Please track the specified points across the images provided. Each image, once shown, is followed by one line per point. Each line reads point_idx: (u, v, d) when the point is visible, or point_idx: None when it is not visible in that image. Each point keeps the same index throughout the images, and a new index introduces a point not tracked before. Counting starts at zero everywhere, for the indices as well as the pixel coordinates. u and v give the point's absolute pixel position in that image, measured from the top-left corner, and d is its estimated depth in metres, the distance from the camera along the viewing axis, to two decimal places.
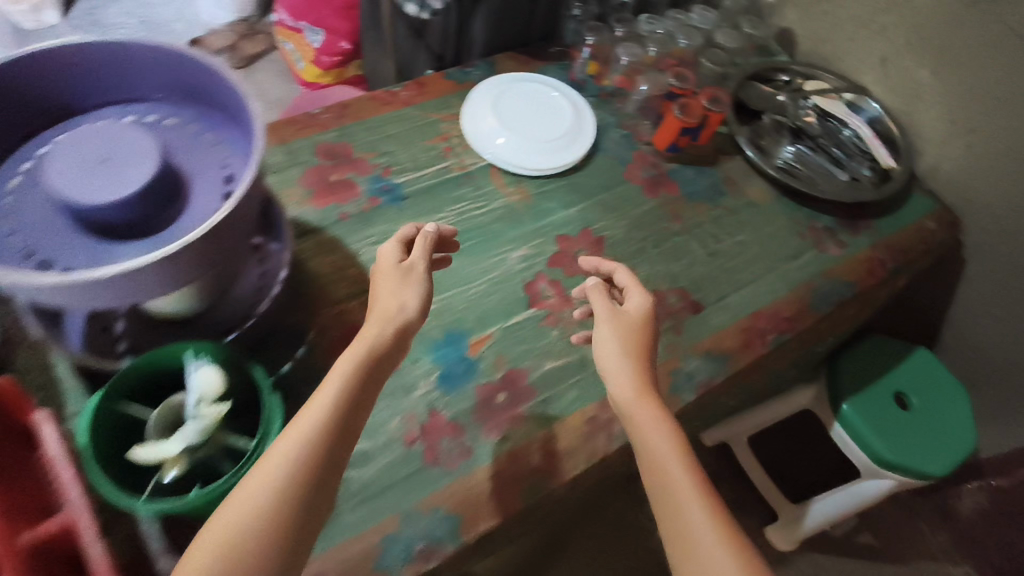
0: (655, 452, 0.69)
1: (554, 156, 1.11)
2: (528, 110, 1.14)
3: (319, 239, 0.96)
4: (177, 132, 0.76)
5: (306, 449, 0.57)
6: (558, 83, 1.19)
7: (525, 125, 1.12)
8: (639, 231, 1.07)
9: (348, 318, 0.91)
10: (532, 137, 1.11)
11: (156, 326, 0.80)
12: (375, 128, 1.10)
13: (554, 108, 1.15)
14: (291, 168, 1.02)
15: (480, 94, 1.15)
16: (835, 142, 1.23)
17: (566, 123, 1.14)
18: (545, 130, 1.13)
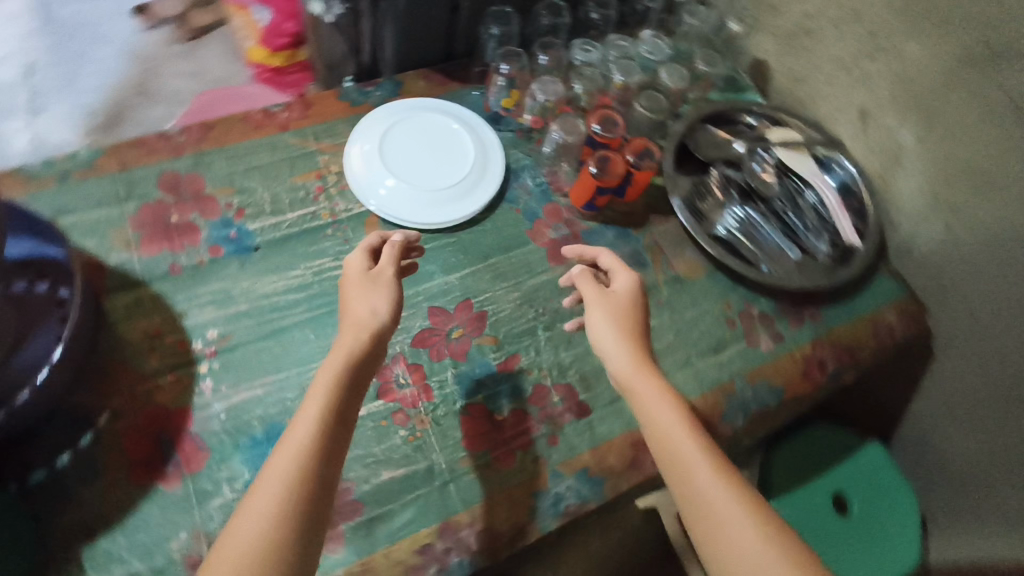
0: (657, 421, 0.65)
1: (448, 208, 0.94)
2: (422, 147, 0.97)
3: (138, 296, 0.82)
4: None
5: (297, 466, 0.55)
6: (462, 111, 1.02)
7: (417, 168, 0.95)
8: (531, 307, 0.90)
9: (153, 399, 0.76)
10: (422, 183, 0.94)
11: None
12: (237, 157, 0.94)
13: (453, 145, 0.98)
14: (123, 203, 0.87)
15: (366, 123, 0.98)
16: (792, 206, 1.03)
17: (466, 165, 0.97)
18: (439, 173, 0.96)
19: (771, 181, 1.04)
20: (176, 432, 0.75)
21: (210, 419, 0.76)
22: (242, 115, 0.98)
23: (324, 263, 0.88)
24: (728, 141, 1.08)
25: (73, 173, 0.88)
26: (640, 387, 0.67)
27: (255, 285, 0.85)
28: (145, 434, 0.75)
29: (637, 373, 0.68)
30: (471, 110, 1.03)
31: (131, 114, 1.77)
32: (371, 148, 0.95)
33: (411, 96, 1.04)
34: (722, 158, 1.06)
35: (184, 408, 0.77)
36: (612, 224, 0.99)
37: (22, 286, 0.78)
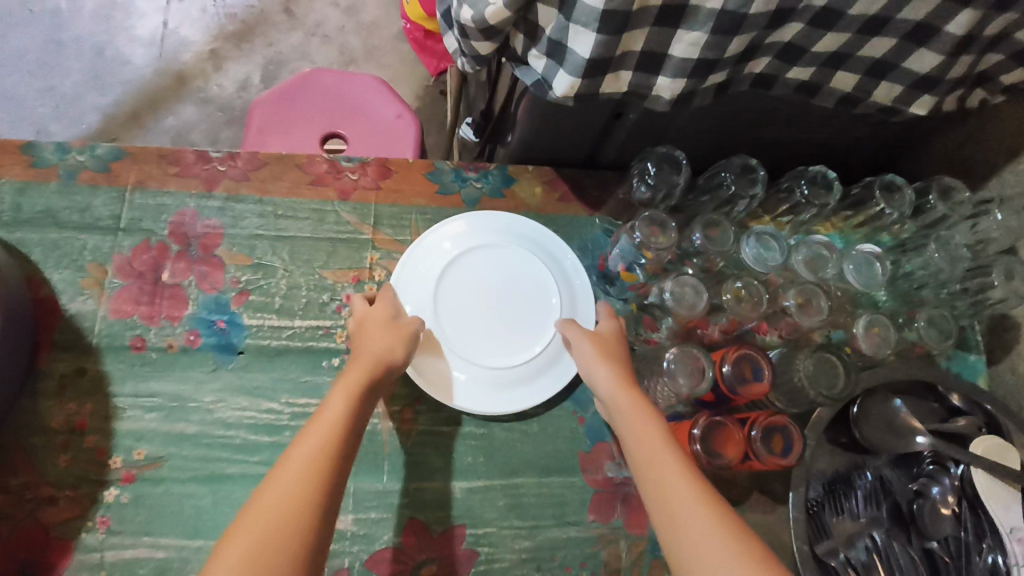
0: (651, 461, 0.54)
1: (464, 387, 0.69)
2: (499, 297, 0.72)
3: (80, 366, 0.65)
4: None
5: (308, 469, 0.49)
6: (577, 285, 0.74)
7: (470, 314, 0.71)
8: (536, 569, 0.66)
9: (37, 513, 0.61)
10: (459, 336, 0.70)
11: None
12: (272, 216, 0.74)
13: (534, 320, 0.72)
14: (119, 233, 0.70)
15: (468, 221, 0.75)
16: (959, 562, 0.71)
17: (523, 352, 0.70)
18: (488, 340, 0.71)
19: (946, 514, 0.73)
20: (44, 569, 0.59)
21: (88, 568, 0.60)
22: (304, 160, 0.76)
23: (310, 405, 0.67)
24: (909, 425, 0.75)
25: (84, 173, 0.72)
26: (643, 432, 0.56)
27: (216, 405, 0.66)
28: (9, 557, 0.59)
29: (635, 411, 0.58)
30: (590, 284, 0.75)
31: (266, 30, 1.59)
32: (442, 253, 0.73)
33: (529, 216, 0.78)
34: (891, 451, 0.74)
35: (67, 540, 0.60)
36: None
37: None
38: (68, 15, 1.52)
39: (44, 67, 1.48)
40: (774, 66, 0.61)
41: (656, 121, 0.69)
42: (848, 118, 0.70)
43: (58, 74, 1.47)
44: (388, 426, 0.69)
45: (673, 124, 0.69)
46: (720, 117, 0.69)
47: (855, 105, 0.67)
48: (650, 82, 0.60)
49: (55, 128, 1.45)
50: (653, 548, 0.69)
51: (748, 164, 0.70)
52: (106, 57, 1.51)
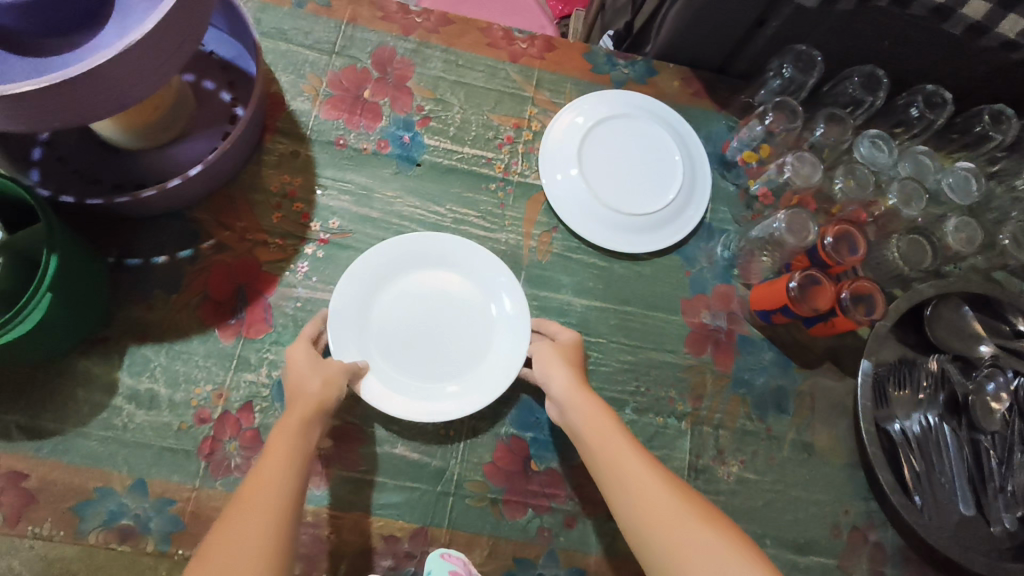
0: (599, 443, 0.61)
1: (580, 220, 0.82)
2: (634, 155, 0.84)
3: (295, 150, 0.80)
4: None
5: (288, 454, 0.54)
6: (695, 152, 0.86)
7: (613, 167, 0.84)
8: (634, 379, 0.79)
9: (253, 252, 0.76)
10: (601, 186, 0.83)
11: (97, 145, 0.74)
12: (453, 65, 0.87)
13: (666, 173, 0.84)
14: (333, 55, 0.85)
15: (596, 97, 0.87)
16: (1001, 453, 0.81)
17: (657, 201, 0.82)
18: (626, 189, 0.83)
19: (996, 412, 0.81)
20: (255, 292, 0.75)
21: (288, 299, 0.75)
22: (484, 25, 0.90)
23: (468, 215, 0.81)
24: (975, 334, 0.85)
25: (310, 5, 0.87)
26: (584, 412, 0.64)
27: (395, 201, 0.81)
28: (229, 278, 0.75)
29: (575, 398, 0.66)
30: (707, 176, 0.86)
31: None
32: (577, 126, 0.85)
33: (671, 112, 0.88)
34: (956, 351, 0.85)
35: (273, 276, 0.76)
36: (778, 347, 0.83)
37: (209, 86, 0.81)
38: None
39: None
40: None
41: (802, 23, 0.80)
42: (973, 51, 0.80)
43: None
44: (528, 244, 0.82)
45: (818, 27, 0.80)
46: (857, 31, 0.80)
47: (980, 36, 0.77)
48: None
49: None
50: (733, 386, 0.80)
51: (874, 73, 0.81)
52: None
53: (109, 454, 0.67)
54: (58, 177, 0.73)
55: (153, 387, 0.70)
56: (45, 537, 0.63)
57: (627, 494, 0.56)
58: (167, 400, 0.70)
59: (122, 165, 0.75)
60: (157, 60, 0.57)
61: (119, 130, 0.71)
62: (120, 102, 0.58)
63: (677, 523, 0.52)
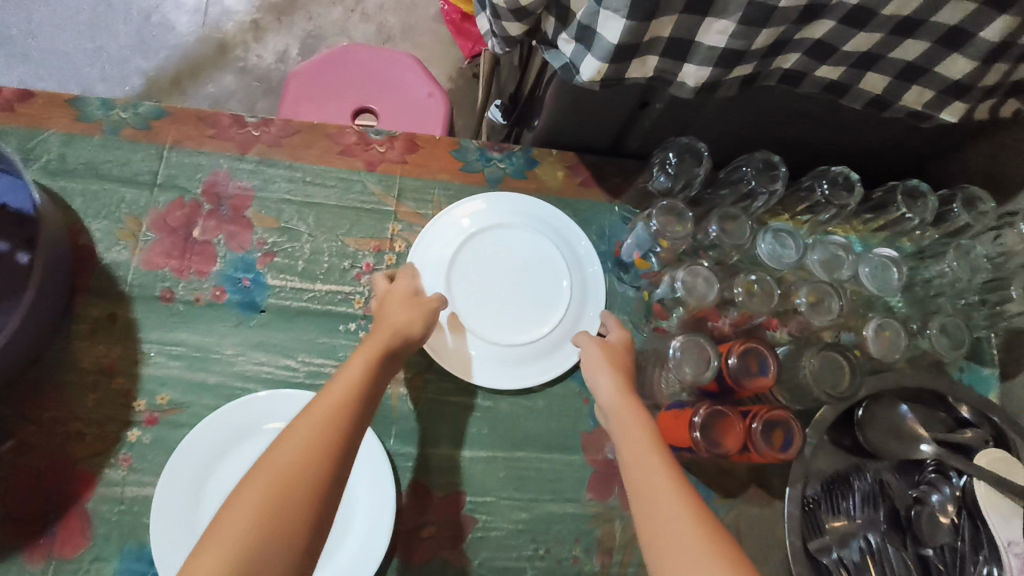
0: (620, 431, 0.57)
1: (447, 344, 0.71)
2: (518, 275, 0.75)
3: (113, 312, 0.69)
4: None
5: (345, 398, 0.51)
6: (588, 271, 0.77)
7: (493, 287, 0.74)
8: (532, 540, 0.68)
9: (65, 448, 0.64)
10: (476, 308, 0.73)
11: None
12: (300, 183, 0.76)
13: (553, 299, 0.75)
14: (155, 189, 0.73)
15: (489, 198, 0.77)
16: (953, 570, 0.72)
17: (535, 331, 0.73)
18: (503, 315, 0.73)
19: (944, 523, 0.73)
20: (68, 498, 0.63)
21: (108, 502, 0.63)
22: (334, 130, 0.79)
23: (326, 366, 0.70)
24: (914, 433, 0.76)
25: (126, 130, 0.75)
26: (616, 404, 0.60)
27: (238, 357, 0.69)
28: (35, 486, 0.63)
29: (614, 394, 0.61)
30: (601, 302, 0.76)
31: (307, 5, 1.61)
32: (460, 228, 0.75)
33: (570, 225, 0.78)
34: (895, 456, 0.75)
35: (91, 474, 0.64)
36: (696, 476, 0.73)
37: (3, 248, 0.68)
38: None
39: (95, 28, 1.52)
40: (803, 64, 0.62)
41: (684, 108, 0.70)
42: (878, 121, 0.71)
43: (106, 38, 1.52)
44: (397, 392, 0.71)
45: (702, 112, 0.70)
46: (747, 112, 0.70)
47: (882, 108, 0.68)
48: (677, 70, 0.61)
49: (101, 89, 1.50)
50: None
51: (770, 160, 0.71)
52: (153, 22, 1.55)
53: None
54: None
55: None
56: None
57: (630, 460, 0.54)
58: None
59: None
60: None
61: None
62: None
63: (664, 494, 0.50)
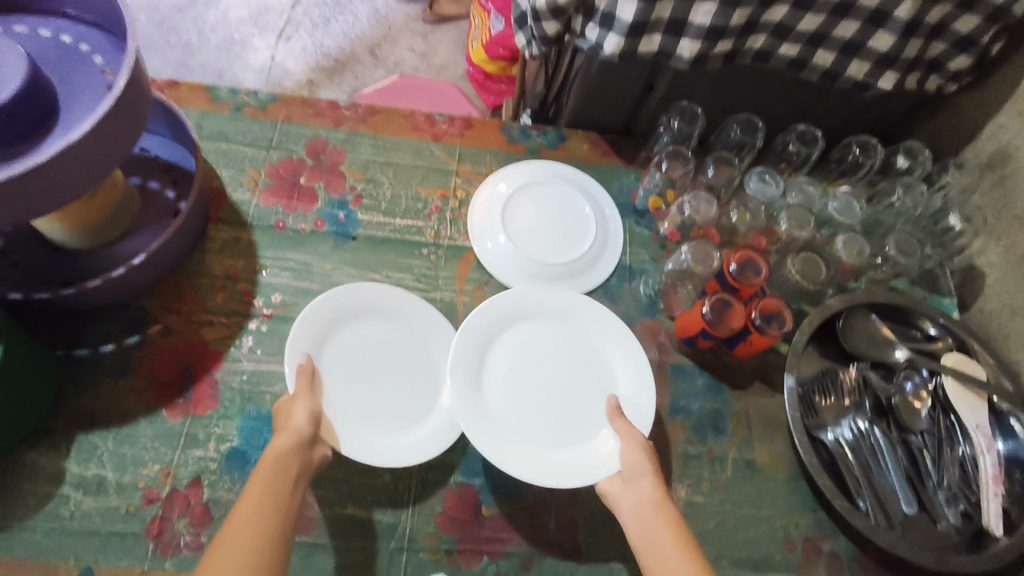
0: (650, 548, 0.58)
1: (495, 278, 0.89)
2: (506, 405, 0.75)
3: (237, 236, 0.86)
4: (74, 55, 0.75)
5: (253, 527, 0.52)
6: (610, 223, 0.94)
7: (518, 376, 0.78)
8: None
9: (199, 332, 0.80)
10: (543, 342, 0.80)
11: (47, 248, 0.80)
12: (381, 148, 0.96)
13: (557, 423, 0.75)
14: (270, 150, 0.94)
15: (530, 168, 0.96)
16: (933, 451, 0.85)
17: (606, 392, 0.78)
18: (581, 359, 0.80)
19: (920, 410, 0.86)
20: (201, 369, 0.78)
21: (234, 373, 0.78)
22: (407, 112, 1.00)
23: (404, 280, 0.87)
24: (888, 339, 0.91)
25: (248, 108, 0.96)
26: (644, 521, 0.61)
27: (334, 272, 0.86)
28: (176, 359, 0.78)
29: (645, 506, 0.62)
30: (615, 255, 0.92)
31: (354, 66, 1.79)
32: (500, 191, 0.93)
33: (600, 192, 0.97)
34: (874, 359, 0.90)
35: (219, 351, 0.79)
36: (708, 371, 0.88)
37: (155, 186, 0.87)
38: (197, 46, 1.73)
39: None
40: (769, 43, 0.85)
41: (684, 83, 0.91)
42: (834, 92, 0.93)
43: None
44: (463, 300, 0.87)
45: (698, 85, 0.92)
46: (732, 84, 0.92)
47: (834, 80, 0.90)
48: (675, 45, 0.83)
49: None
50: (672, 412, 0.85)
51: (751, 120, 0.95)
52: None
53: (58, 544, 0.67)
54: (9, 281, 0.77)
55: (101, 472, 0.71)
56: None
57: (648, 553, 0.58)
58: (115, 483, 0.70)
59: (70, 263, 0.80)
60: (103, 152, 0.67)
61: (64, 231, 0.76)
62: (45, 204, 0.65)
63: None
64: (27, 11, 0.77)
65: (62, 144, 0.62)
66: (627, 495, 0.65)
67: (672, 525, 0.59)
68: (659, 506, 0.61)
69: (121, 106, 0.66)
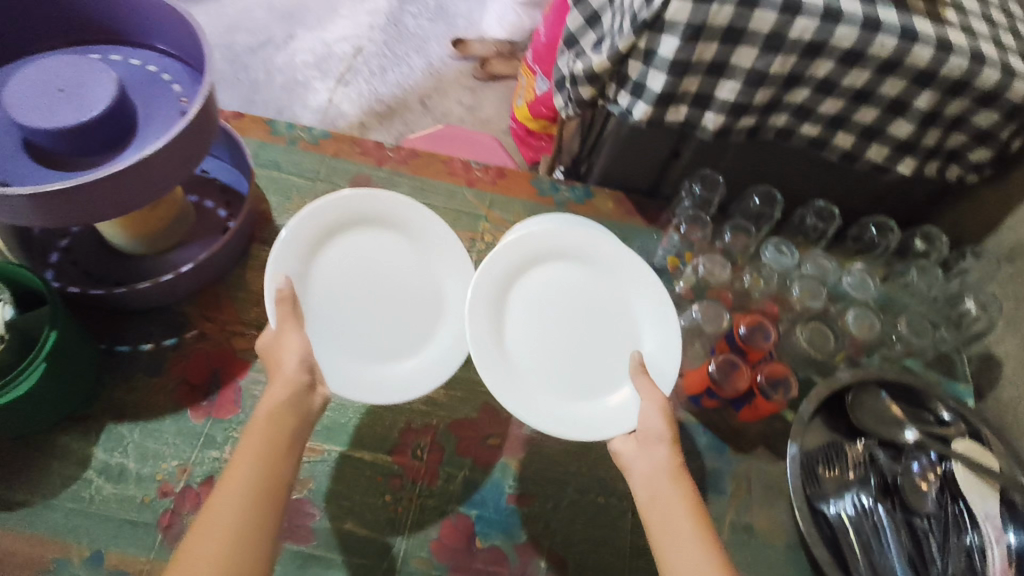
0: (663, 521, 0.61)
1: None
2: (524, 350, 0.79)
3: None
4: (156, 83, 0.84)
5: (237, 504, 0.55)
6: None
7: (533, 320, 0.81)
8: (579, 460, 0.84)
9: (230, 341, 0.85)
10: (553, 285, 0.83)
11: (107, 252, 0.88)
12: (419, 189, 1.03)
13: (573, 366, 0.80)
14: (316, 181, 1.01)
15: None
16: (938, 537, 0.82)
17: (619, 334, 0.82)
18: (596, 304, 0.83)
19: (926, 493, 0.85)
20: (227, 375, 0.83)
21: (257, 383, 0.83)
22: (446, 158, 1.07)
23: None
24: (898, 419, 0.90)
25: (301, 143, 1.04)
26: (659, 493, 0.63)
27: None
28: (206, 363, 0.83)
29: (661, 478, 0.64)
30: None
31: (404, 114, 1.90)
32: None
33: None
34: (881, 436, 0.89)
35: (246, 361, 0.84)
36: (712, 430, 0.89)
37: (210, 205, 0.95)
38: (263, 84, 1.88)
39: None
40: (791, 122, 0.89)
41: (708, 152, 0.96)
42: (855, 172, 0.96)
43: None
44: None
45: (722, 155, 0.96)
46: (755, 157, 0.97)
47: (853, 162, 0.94)
48: (700, 117, 0.88)
49: None
50: None
51: (770, 193, 0.98)
52: None
53: (75, 526, 0.71)
54: (70, 276, 0.86)
55: (123, 462, 0.75)
56: None
57: (663, 524, 0.61)
58: (135, 474, 0.75)
59: (124, 266, 0.88)
60: (170, 170, 0.74)
61: (124, 237, 0.84)
62: (112, 210, 0.72)
63: None
64: (121, 43, 0.87)
65: (135, 159, 0.69)
66: (641, 458, 0.67)
67: (686, 503, 0.62)
68: (674, 481, 0.64)
69: (191, 130, 0.74)
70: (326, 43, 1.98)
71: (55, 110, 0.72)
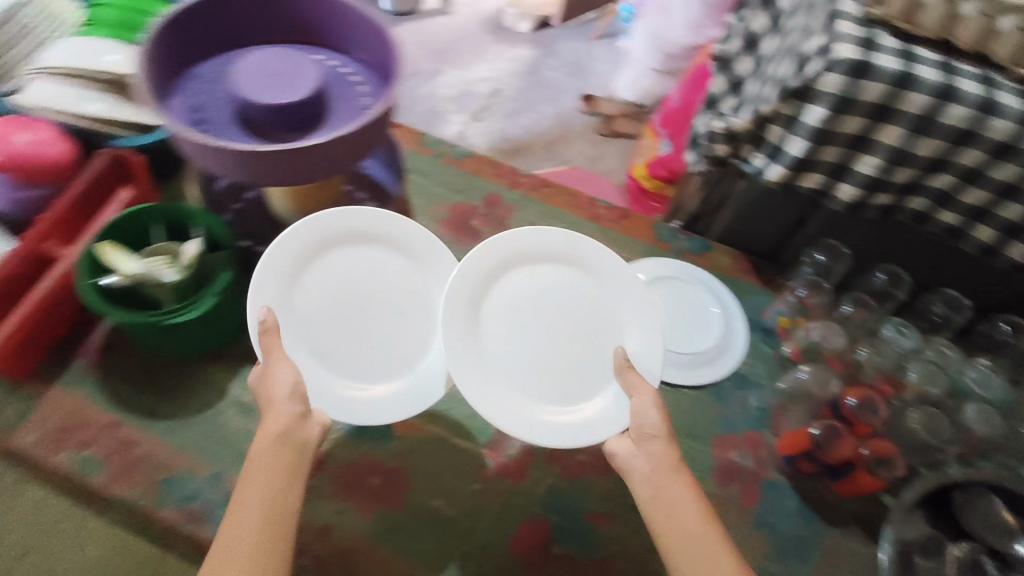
0: (668, 509, 0.63)
1: None
2: (513, 365, 0.79)
3: None
4: (345, 82, 0.97)
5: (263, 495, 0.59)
6: (734, 330, 1.00)
7: (519, 336, 0.80)
8: None
9: None
10: (530, 301, 0.82)
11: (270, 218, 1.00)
12: (545, 214, 1.10)
13: (562, 375, 0.79)
14: (456, 192, 1.11)
15: (668, 263, 1.04)
16: None
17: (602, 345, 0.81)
18: (573, 307, 0.83)
19: None
20: None
21: None
22: (574, 192, 1.15)
23: None
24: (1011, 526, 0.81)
25: (448, 157, 1.15)
26: (662, 487, 0.64)
27: None
28: None
29: (660, 475, 0.65)
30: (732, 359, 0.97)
31: (528, 154, 2.03)
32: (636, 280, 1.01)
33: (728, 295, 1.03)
34: (990, 542, 0.82)
35: None
36: (801, 497, 0.88)
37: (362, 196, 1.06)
38: (406, 109, 2.07)
39: None
40: (928, 207, 0.90)
41: (837, 224, 0.97)
42: (992, 268, 0.94)
43: None
44: None
45: (851, 229, 0.97)
46: (885, 235, 0.97)
47: (992, 257, 0.92)
48: (834, 187, 0.91)
49: None
50: (755, 523, 0.85)
51: (896, 272, 0.99)
52: None
53: (211, 449, 0.82)
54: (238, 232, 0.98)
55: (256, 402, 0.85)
56: (132, 499, 0.79)
57: (663, 517, 0.62)
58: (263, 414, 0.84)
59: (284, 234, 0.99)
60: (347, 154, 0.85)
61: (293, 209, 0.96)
62: (293, 178, 0.83)
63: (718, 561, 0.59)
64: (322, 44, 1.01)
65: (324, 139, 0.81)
66: (637, 458, 0.67)
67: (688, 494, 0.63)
68: (675, 474, 0.65)
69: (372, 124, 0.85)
70: (468, 81, 2.15)
71: (265, 91, 0.86)
